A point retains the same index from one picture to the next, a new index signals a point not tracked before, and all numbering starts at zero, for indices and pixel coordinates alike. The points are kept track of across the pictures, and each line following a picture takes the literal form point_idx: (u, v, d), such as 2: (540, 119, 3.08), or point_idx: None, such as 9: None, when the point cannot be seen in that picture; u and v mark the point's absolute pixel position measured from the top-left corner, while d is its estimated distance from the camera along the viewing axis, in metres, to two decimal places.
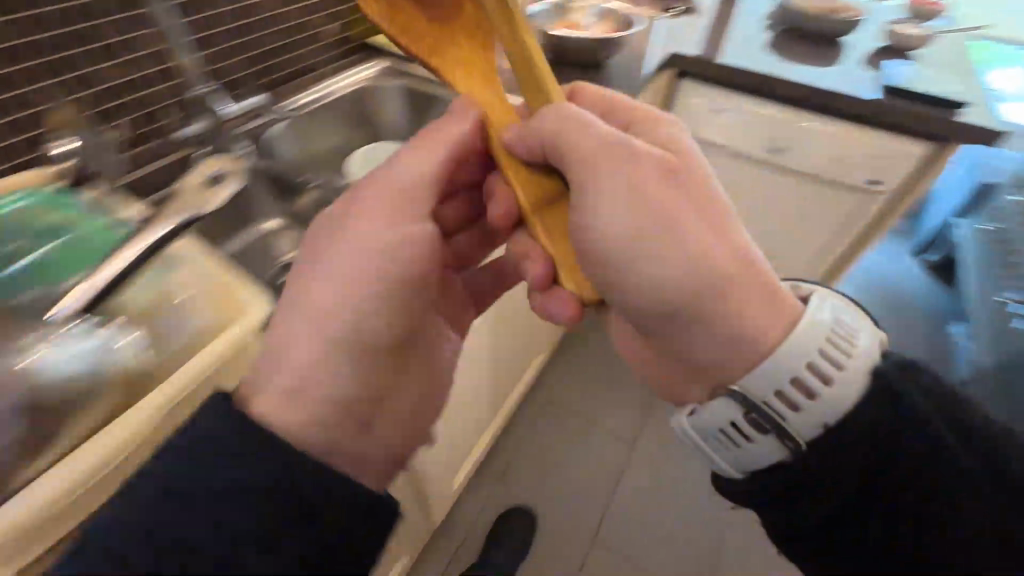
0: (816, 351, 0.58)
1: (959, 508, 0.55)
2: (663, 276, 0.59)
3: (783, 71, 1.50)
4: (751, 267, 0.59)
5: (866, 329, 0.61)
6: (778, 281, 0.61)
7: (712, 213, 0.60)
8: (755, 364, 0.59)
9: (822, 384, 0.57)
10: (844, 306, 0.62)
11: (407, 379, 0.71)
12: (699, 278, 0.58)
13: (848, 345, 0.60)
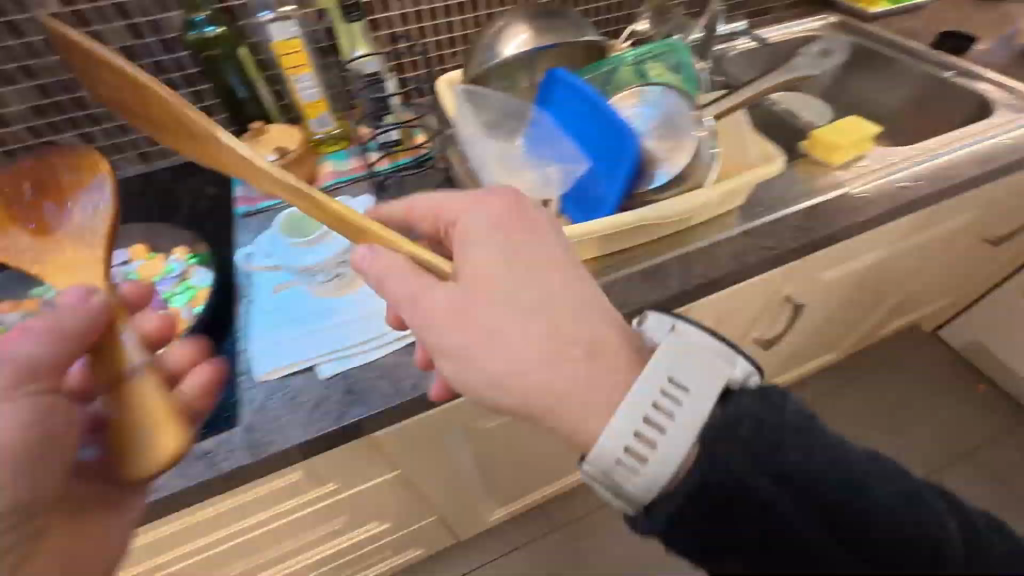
0: (645, 409, 0.44)
1: (802, 518, 0.38)
2: (503, 368, 0.49)
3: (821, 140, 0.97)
4: (551, 329, 0.48)
5: (700, 363, 0.45)
6: (558, 322, 0.48)
7: (532, 296, 0.50)
8: (600, 445, 0.45)
9: (649, 446, 0.43)
10: (695, 338, 0.47)
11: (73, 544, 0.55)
12: (536, 368, 0.48)
13: (671, 373, 0.45)
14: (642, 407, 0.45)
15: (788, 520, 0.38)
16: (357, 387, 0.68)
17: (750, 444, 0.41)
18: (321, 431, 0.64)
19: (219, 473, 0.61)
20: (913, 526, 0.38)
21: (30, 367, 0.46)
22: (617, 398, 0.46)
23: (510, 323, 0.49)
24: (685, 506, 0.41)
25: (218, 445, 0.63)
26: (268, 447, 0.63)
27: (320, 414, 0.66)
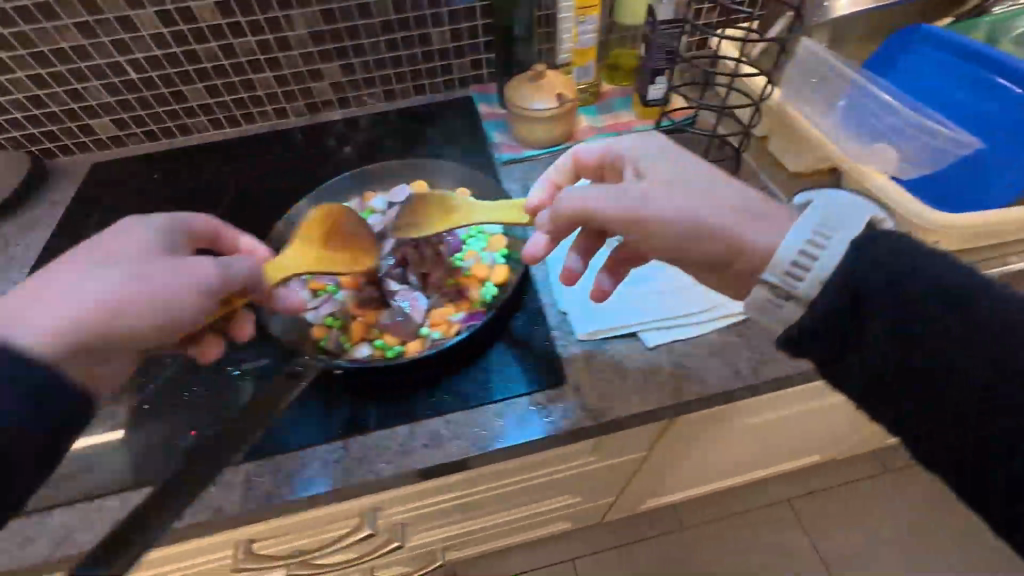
0: (804, 229, 0.44)
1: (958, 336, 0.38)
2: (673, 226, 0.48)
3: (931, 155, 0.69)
4: (726, 207, 0.47)
5: (838, 210, 0.44)
6: (690, 181, 0.49)
7: (675, 171, 0.50)
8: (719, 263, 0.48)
9: (797, 270, 0.44)
10: (845, 198, 0.44)
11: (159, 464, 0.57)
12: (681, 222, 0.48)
13: (821, 211, 0.44)
14: (743, 218, 0.47)
15: (843, 295, 0.42)
16: (688, 362, 0.62)
17: (883, 261, 0.40)
18: (660, 405, 0.59)
19: (560, 430, 0.58)
20: (916, 312, 0.39)
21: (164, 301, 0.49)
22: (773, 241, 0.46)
23: (695, 174, 0.50)
24: (840, 302, 0.42)
25: (552, 400, 0.59)
26: (606, 412, 0.59)
27: (649, 388, 0.60)
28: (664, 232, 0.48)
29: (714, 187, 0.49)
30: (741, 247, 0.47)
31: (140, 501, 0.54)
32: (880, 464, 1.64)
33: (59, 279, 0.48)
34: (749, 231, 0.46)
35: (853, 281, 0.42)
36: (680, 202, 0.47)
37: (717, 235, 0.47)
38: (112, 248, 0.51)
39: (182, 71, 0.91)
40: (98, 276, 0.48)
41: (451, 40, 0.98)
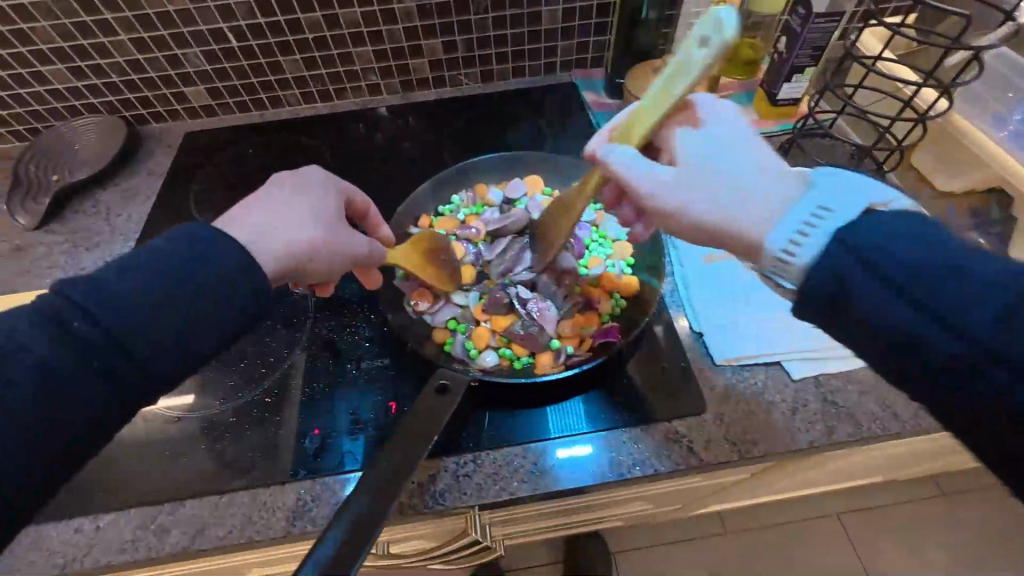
0: (796, 216, 0.38)
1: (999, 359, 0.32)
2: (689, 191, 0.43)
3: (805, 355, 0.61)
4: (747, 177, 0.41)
5: (847, 192, 0.38)
6: (723, 145, 0.43)
7: (707, 134, 0.45)
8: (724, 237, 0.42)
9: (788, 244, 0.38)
10: (852, 178, 0.39)
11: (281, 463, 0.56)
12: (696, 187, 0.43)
13: (817, 190, 0.39)
14: (743, 196, 0.41)
15: (827, 273, 0.37)
16: (837, 400, 0.58)
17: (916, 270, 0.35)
18: (810, 445, 0.55)
19: (704, 463, 0.54)
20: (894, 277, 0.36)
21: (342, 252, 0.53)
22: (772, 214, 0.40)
23: (730, 153, 0.43)
24: (817, 281, 0.37)
25: (692, 429, 0.56)
26: (752, 448, 0.55)
27: (795, 427, 0.56)
28: (656, 210, 0.44)
29: (748, 171, 0.42)
30: (722, 233, 0.41)
31: (272, 498, 0.54)
32: (943, 484, 1.31)
33: (278, 210, 0.51)
34: (736, 211, 0.41)
35: (837, 267, 0.37)
36: (690, 189, 0.42)
37: (704, 216, 0.42)
38: (317, 190, 0.55)
39: (282, 41, 0.86)
40: (316, 215, 0.53)
41: (562, 20, 0.90)
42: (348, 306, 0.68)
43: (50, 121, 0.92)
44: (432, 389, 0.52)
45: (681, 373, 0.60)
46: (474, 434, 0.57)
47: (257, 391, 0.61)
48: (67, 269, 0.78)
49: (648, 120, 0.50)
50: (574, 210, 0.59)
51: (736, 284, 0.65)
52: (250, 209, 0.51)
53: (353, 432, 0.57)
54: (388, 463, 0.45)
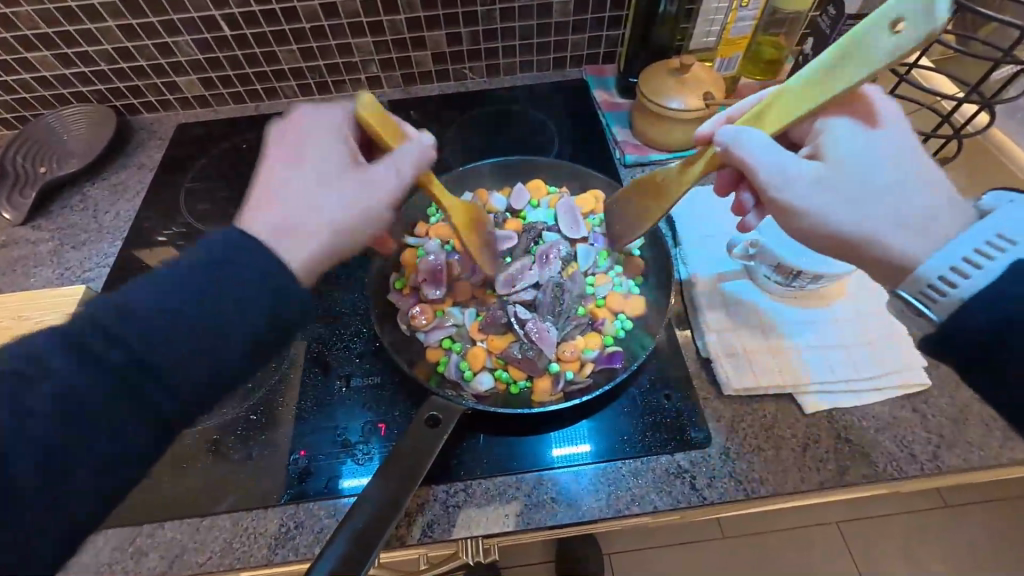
0: (965, 245, 0.39)
1: None
2: (838, 216, 0.44)
3: (842, 354, 0.58)
4: (912, 205, 0.42)
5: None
6: (890, 168, 0.44)
7: (878, 144, 0.45)
8: (875, 255, 0.44)
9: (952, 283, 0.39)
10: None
11: (264, 487, 0.54)
12: (851, 209, 0.43)
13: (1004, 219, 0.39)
14: (898, 212, 0.43)
15: (993, 306, 0.38)
16: (851, 437, 0.54)
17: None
18: (822, 486, 0.52)
19: (706, 501, 0.51)
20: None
21: (359, 199, 0.46)
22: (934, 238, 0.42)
23: (878, 166, 0.44)
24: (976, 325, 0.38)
25: (696, 464, 0.53)
26: (759, 487, 0.52)
27: (806, 468, 0.53)
28: (786, 210, 0.45)
29: (907, 190, 0.43)
30: (874, 241, 0.43)
31: (254, 523, 0.52)
32: (948, 496, 1.23)
33: (296, 182, 0.45)
34: (893, 225, 0.42)
35: (998, 302, 0.38)
36: (838, 195, 0.44)
37: (857, 222, 0.43)
38: (317, 141, 0.48)
39: (278, 31, 0.82)
40: (338, 173, 0.46)
41: (574, 13, 0.84)
42: (340, 318, 0.65)
43: (38, 110, 0.88)
44: (423, 423, 0.49)
45: (689, 403, 0.56)
46: (464, 466, 0.54)
47: (243, 407, 0.59)
48: (54, 268, 0.75)
49: (782, 116, 0.48)
50: (665, 197, 0.57)
51: (747, 305, 0.61)
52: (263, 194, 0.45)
53: (339, 455, 0.55)
54: (371, 500, 0.43)
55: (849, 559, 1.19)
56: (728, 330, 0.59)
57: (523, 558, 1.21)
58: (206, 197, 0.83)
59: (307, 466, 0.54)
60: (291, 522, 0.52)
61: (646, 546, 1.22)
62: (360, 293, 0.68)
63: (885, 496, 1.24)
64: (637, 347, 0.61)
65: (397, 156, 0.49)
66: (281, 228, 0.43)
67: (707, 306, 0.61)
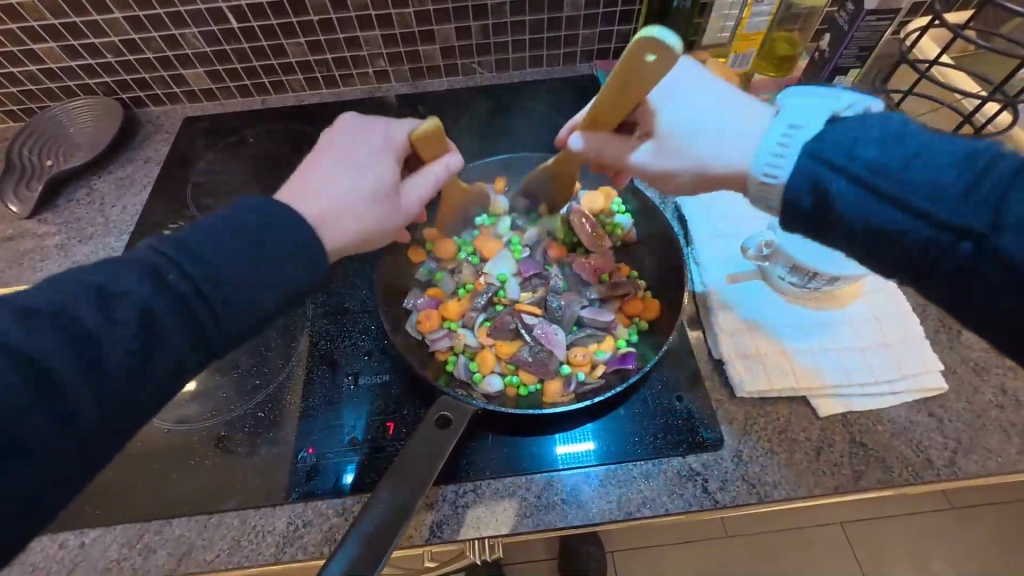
0: (772, 137, 0.41)
1: None
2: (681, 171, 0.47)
3: (858, 355, 0.57)
4: (726, 138, 0.44)
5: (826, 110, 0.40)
6: (709, 100, 0.46)
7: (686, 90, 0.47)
8: (727, 179, 0.45)
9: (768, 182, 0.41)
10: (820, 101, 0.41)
11: (274, 481, 0.54)
12: (686, 164, 0.46)
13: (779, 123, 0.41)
14: (734, 138, 0.44)
15: (807, 184, 0.39)
16: (866, 441, 0.54)
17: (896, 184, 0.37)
18: (835, 490, 0.51)
19: (720, 504, 0.51)
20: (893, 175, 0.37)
21: (374, 222, 0.46)
22: (745, 148, 0.44)
23: (700, 105, 0.46)
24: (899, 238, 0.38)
25: (708, 466, 0.53)
26: (772, 491, 0.51)
27: (822, 471, 0.52)
28: (654, 177, 0.49)
29: (722, 120, 0.45)
30: (710, 178, 0.46)
31: (262, 521, 0.52)
32: (953, 498, 1.22)
33: (337, 186, 0.45)
34: (707, 157, 0.45)
35: (816, 182, 0.39)
36: (665, 157, 0.47)
37: (689, 170, 0.47)
38: (365, 151, 0.47)
39: (285, 23, 0.81)
40: (372, 194, 0.46)
41: (585, 7, 0.83)
42: (348, 315, 0.65)
43: (44, 102, 0.88)
44: (433, 423, 0.49)
45: (701, 405, 0.56)
46: (477, 467, 0.54)
47: (251, 404, 0.59)
48: (60, 262, 0.75)
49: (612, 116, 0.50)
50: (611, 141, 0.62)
51: (761, 305, 0.60)
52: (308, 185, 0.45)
53: (348, 452, 0.55)
54: (382, 502, 0.42)
55: (852, 559, 1.18)
56: (741, 330, 0.59)
57: (526, 555, 1.21)
58: (213, 190, 0.83)
59: (315, 463, 0.54)
60: (299, 521, 0.52)
61: (648, 546, 1.21)
62: (368, 290, 0.67)
63: (892, 497, 1.23)
64: (649, 349, 0.60)
65: (426, 183, 0.50)
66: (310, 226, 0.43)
67: (723, 304, 0.60)
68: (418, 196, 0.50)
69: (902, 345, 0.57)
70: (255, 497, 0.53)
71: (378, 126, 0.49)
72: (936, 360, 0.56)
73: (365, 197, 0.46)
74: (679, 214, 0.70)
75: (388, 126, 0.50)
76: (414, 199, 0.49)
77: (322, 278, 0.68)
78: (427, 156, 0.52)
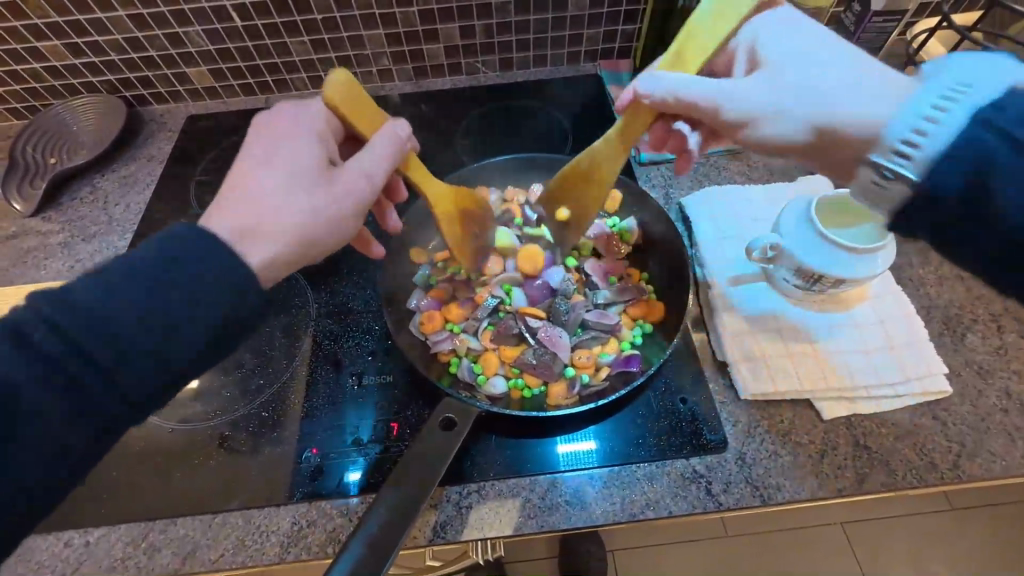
0: (924, 103, 0.37)
1: None
2: (792, 128, 0.44)
3: (863, 360, 0.56)
4: (868, 94, 0.41)
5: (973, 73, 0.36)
6: (834, 56, 0.44)
7: (799, 42, 0.46)
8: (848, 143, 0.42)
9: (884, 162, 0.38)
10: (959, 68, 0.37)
11: (276, 481, 0.54)
12: (800, 116, 0.43)
13: (949, 74, 0.37)
14: (867, 94, 0.41)
15: (956, 151, 0.35)
16: (870, 444, 0.54)
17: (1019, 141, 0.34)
18: (838, 493, 0.51)
19: (723, 507, 0.51)
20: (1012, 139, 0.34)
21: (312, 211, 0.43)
22: (881, 109, 0.40)
23: (820, 60, 0.44)
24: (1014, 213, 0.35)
25: (712, 468, 0.53)
26: (775, 493, 0.51)
27: (825, 475, 0.52)
28: (747, 130, 0.47)
29: (848, 65, 0.43)
30: (831, 136, 0.42)
31: (266, 521, 0.52)
32: (954, 498, 1.22)
33: (259, 171, 0.43)
34: (838, 111, 0.41)
35: (961, 147, 0.35)
36: (776, 93, 0.44)
37: (801, 113, 0.43)
38: (290, 133, 0.46)
39: (289, 22, 0.81)
40: (307, 175, 0.44)
41: (590, 6, 0.83)
42: (352, 315, 0.65)
43: (47, 100, 0.88)
44: (437, 424, 0.49)
45: (705, 410, 0.56)
46: (480, 469, 0.54)
47: (254, 404, 0.59)
48: (64, 260, 0.75)
49: (701, 43, 0.51)
50: (601, 174, 0.59)
51: (765, 307, 0.60)
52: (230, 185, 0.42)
53: (351, 453, 0.55)
54: (385, 504, 0.42)
55: (852, 558, 1.19)
56: (746, 332, 0.58)
57: (526, 553, 1.22)
58: (216, 189, 0.82)
59: (318, 463, 0.54)
60: (302, 521, 0.52)
61: (649, 544, 1.22)
62: (371, 290, 0.67)
63: (893, 498, 1.23)
64: (652, 352, 0.60)
65: (377, 148, 0.48)
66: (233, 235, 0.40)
67: (727, 307, 0.60)
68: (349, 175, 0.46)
69: (907, 349, 0.57)
70: (258, 498, 0.53)
71: (294, 108, 0.48)
72: (940, 363, 0.56)
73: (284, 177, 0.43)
74: (682, 215, 0.71)
75: (310, 107, 0.49)
76: (343, 178, 0.45)
77: (326, 277, 0.68)
78: (368, 133, 0.50)
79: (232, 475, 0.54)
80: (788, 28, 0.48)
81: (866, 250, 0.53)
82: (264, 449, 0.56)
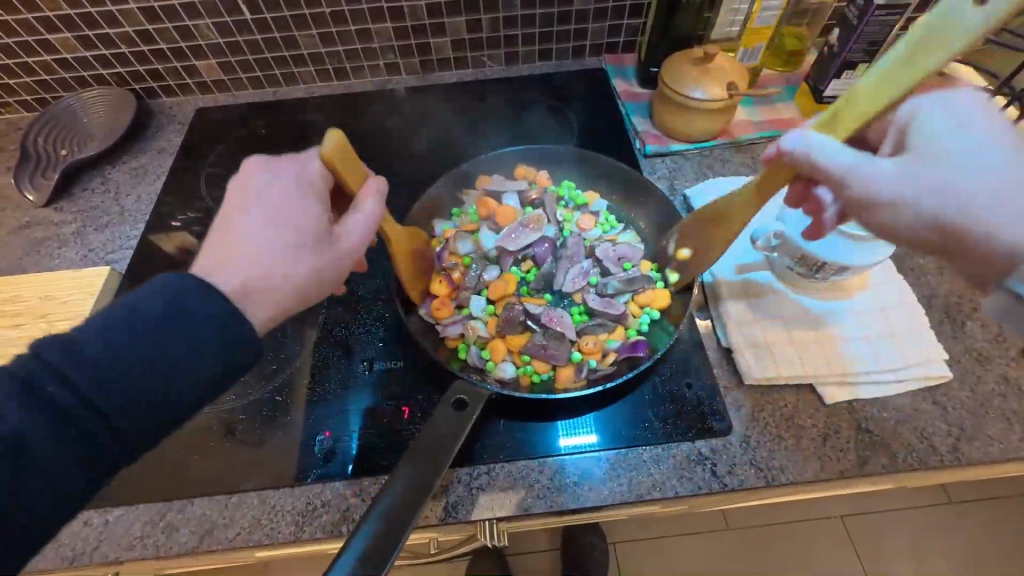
0: None
1: None
2: (914, 208, 0.40)
3: (864, 347, 0.58)
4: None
5: None
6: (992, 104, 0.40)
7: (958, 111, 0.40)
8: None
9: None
10: None
11: (289, 463, 0.55)
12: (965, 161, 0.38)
13: None
14: (1002, 192, 0.37)
15: None
16: (871, 428, 0.55)
17: None
18: (841, 475, 0.52)
19: (727, 487, 0.52)
20: None
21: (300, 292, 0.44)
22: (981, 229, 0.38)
23: (972, 140, 0.39)
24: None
25: (716, 451, 0.54)
26: (779, 475, 0.52)
27: (828, 456, 0.53)
28: (864, 204, 0.42)
29: (999, 147, 0.38)
30: (961, 231, 0.39)
31: (281, 501, 0.53)
32: (952, 493, 1.24)
33: (249, 238, 0.42)
34: (980, 211, 0.38)
35: None
36: (908, 185, 0.40)
37: (929, 218, 0.39)
38: (284, 192, 0.45)
39: (298, 15, 0.81)
40: (309, 237, 0.44)
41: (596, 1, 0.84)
42: (363, 303, 0.66)
43: (58, 92, 0.89)
44: (450, 405, 0.50)
45: (711, 394, 0.57)
46: (491, 453, 0.55)
47: (267, 388, 0.60)
48: (77, 250, 0.76)
49: (864, 109, 0.46)
50: (729, 221, 0.57)
51: (769, 295, 0.61)
52: (227, 249, 0.42)
53: (363, 435, 0.56)
54: (401, 481, 0.44)
55: (850, 551, 1.20)
56: (750, 318, 0.60)
57: (528, 544, 1.23)
58: (226, 181, 0.84)
59: (331, 446, 0.55)
60: (316, 503, 0.53)
61: (651, 537, 1.23)
62: (381, 278, 0.68)
63: (892, 492, 1.24)
64: (658, 337, 0.61)
65: (366, 212, 0.48)
66: (241, 283, 0.40)
67: (733, 295, 0.61)
68: (331, 245, 0.46)
69: (909, 336, 0.58)
70: (272, 481, 0.54)
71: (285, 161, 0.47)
72: (940, 350, 0.57)
73: (264, 244, 0.42)
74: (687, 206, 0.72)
75: (304, 165, 0.48)
76: (325, 250, 0.45)
77: None
78: (355, 185, 0.50)
79: (246, 457, 0.55)
80: (948, 118, 0.41)
81: (869, 237, 0.54)
82: (276, 433, 0.57)
